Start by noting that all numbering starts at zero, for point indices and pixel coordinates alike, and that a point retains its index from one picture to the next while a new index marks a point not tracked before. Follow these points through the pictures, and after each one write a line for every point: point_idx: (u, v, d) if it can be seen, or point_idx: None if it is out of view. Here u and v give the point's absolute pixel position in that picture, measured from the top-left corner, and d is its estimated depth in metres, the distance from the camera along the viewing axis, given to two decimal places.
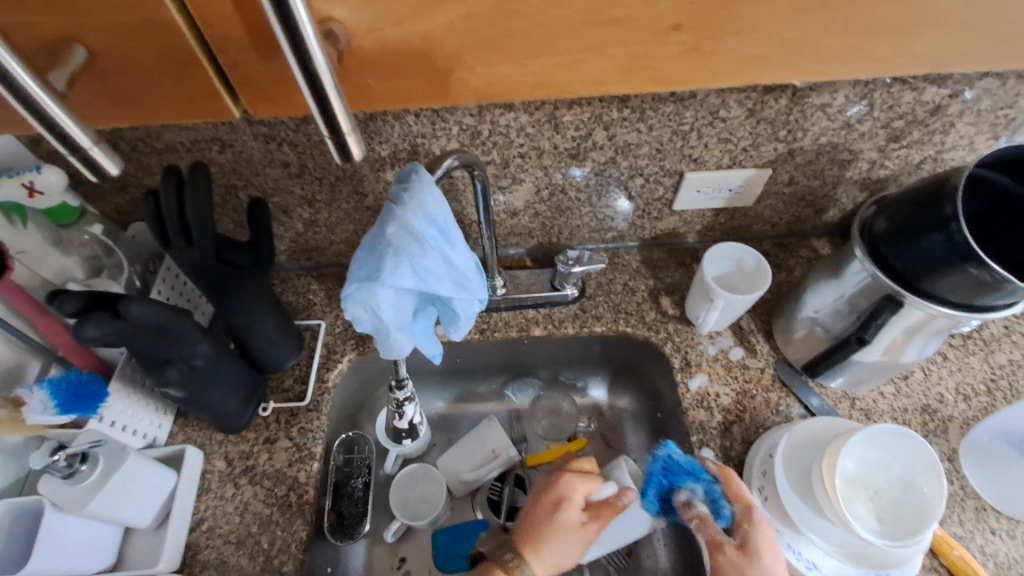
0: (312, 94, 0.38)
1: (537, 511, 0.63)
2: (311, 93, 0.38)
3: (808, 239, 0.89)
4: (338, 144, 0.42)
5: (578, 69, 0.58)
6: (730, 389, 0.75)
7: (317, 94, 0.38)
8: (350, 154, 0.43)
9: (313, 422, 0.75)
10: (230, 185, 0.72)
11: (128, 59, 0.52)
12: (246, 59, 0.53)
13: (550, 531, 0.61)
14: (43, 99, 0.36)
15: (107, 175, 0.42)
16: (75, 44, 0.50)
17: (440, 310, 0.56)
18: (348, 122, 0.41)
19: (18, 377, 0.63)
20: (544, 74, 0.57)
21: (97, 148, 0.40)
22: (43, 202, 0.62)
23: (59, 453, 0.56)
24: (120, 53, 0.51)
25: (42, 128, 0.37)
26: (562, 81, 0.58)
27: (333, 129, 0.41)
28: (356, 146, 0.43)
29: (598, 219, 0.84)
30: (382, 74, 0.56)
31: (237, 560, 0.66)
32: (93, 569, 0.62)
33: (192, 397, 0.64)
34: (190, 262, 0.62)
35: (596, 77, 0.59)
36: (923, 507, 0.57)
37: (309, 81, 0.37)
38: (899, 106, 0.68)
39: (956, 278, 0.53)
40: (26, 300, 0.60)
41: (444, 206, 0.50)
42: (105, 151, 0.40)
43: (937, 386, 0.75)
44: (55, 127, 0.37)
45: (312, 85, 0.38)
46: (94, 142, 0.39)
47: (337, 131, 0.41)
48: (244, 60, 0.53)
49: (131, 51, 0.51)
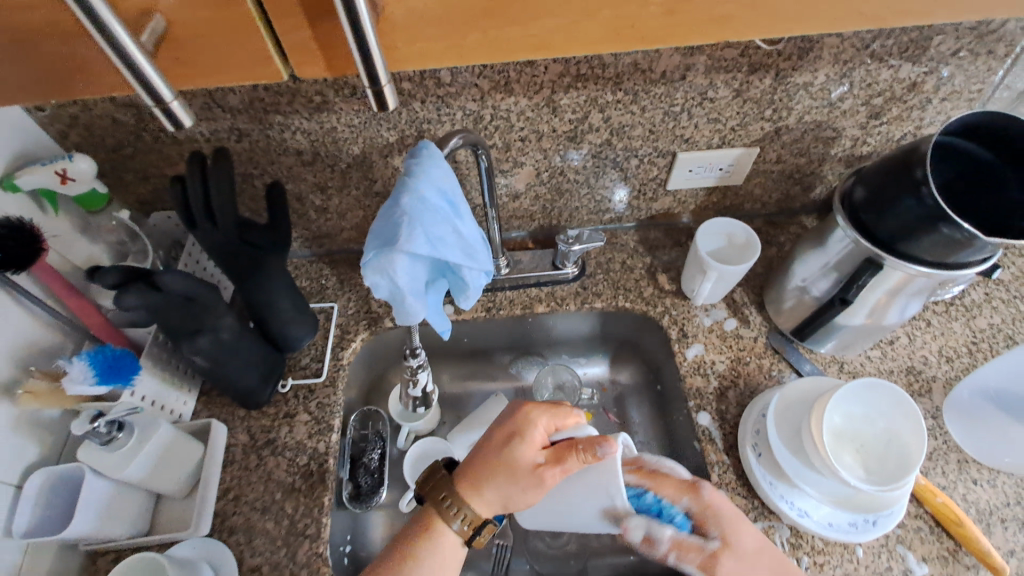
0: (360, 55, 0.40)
1: (489, 447, 0.58)
2: (358, 47, 0.39)
3: (797, 216, 0.93)
4: (376, 96, 0.43)
5: (574, 28, 0.47)
6: (725, 356, 0.79)
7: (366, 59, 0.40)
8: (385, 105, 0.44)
9: (330, 396, 0.79)
10: (247, 173, 0.77)
11: (194, 28, 0.41)
12: (303, 21, 0.42)
13: (499, 471, 0.56)
14: (134, 53, 0.36)
15: (180, 127, 0.43)
16: (150, 15, 0.39)
17: (450, 280, 0.60)
18: (385, 74, 0.42)
19: (52, 354, 0.67)
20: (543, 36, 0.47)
21: (176, 101, 0.40)
22: (75, 189, 0.66)
23: (98, 421, 0.60)
24: (192, 21, 0.41)
25: (133, 81, 0.37)
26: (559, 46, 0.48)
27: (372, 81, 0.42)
28: (392, 98, 0.44)
29: (595, 201, 0.88)
30: (413, 29, 0.45)
31: (263, 525, 0.70)
32: (131, 532, 0.67)
33: (217, 369, 0.68)
34: (214, 242, 0.66)
35: (597, 34, 0.48)
36: (905, 452, 0.61)
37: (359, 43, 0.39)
38: (877, 83, 0.72)
39: (930, 237, 0.57)
40: (59, 282, 0.64)
41: (449, 179, 0.57)
42: (184, 105, 0.41)
43: (921, 349, 0.79)
44: (140, 79, 0.37)
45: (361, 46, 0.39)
46: (174, 94, 0.40)
47: (375, 83, 0.42)
48: (301, 24, 0.42)
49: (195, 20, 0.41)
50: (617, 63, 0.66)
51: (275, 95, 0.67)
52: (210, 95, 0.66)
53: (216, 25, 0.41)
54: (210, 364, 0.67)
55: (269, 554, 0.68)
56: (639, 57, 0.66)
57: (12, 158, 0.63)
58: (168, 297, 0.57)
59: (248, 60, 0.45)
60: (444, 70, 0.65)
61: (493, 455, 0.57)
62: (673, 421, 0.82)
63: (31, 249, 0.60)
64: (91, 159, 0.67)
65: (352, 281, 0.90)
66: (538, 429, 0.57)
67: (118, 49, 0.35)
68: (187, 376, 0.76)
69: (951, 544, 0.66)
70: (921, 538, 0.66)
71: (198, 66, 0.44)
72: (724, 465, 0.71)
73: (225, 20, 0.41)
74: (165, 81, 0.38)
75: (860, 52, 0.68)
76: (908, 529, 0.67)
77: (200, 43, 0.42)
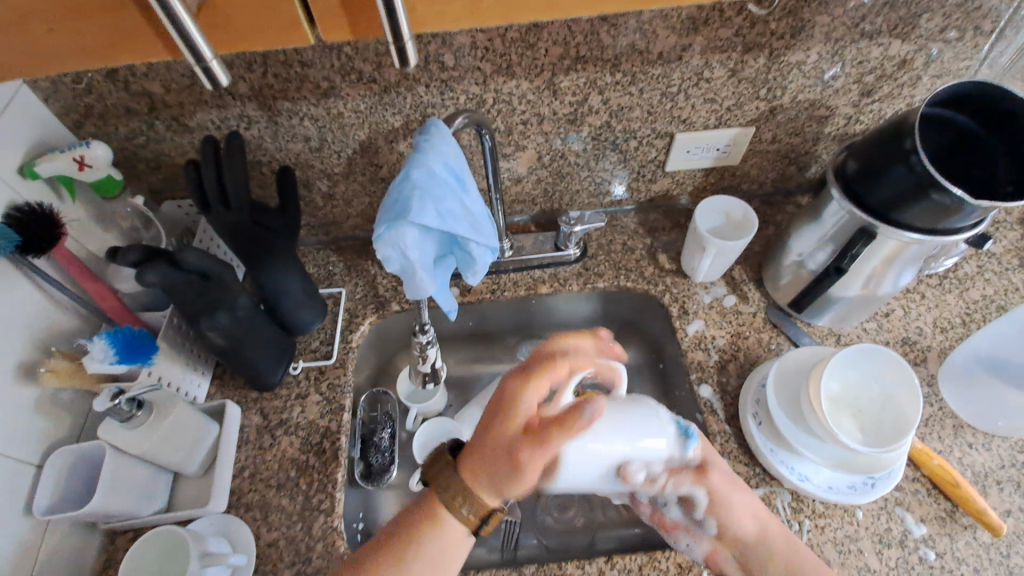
0: (384, 8, 0.41)
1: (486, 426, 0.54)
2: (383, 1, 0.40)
3: (793, 196, 0.95)
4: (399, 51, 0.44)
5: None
6: (725, 331, 0.81)
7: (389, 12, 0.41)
8: (406, 61, 0.44)
9: (340, 377, 0.81)
10: (255, 160, 0.79)
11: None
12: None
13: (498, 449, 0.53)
14: (181, 14, 0.38)
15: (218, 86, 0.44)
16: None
17: (458, 256, 0.62)
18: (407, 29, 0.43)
19: (70, 337, 0.69)
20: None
21: (215, 60, 0.42)
22: (91, 175, 0.68)
23: (119, 398, 0.62)
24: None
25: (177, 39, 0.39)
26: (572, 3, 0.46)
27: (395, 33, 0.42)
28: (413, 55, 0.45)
29: (595, 184, 0.90)
30: None
31: (279, 501, 0.72)
32: (151, 509, 0.68)
33: (232, 349, 0.70)
34: (227, 225, 0.68)
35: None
36: (902, 414, 0.64)
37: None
38: (869, 61, 0.74)
39: (922, 204, 0.59)
40: (76, 264, 0.66)
41: (458, 157, 0.59)
42: (222, 64, 0.42)
43: (916, 320, 0.81)
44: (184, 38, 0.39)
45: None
46: (214, 54, 0.41)
47: (397, 39, 0.43)
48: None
49: None
50: (615, 44, 0.68)
51: (284, 82, 0.69)
52: (221, 82, 0.68)
53: None
54: (226, 343, 0.69)
55: (285, 529, 0.70)
56: (637, 38, 0.68)
57: (31, 146, 0.65)
58: (187, 275, 0.60)
59: (277, 26, 0.44)
60: (448, 54, 0.67)
61: (504, 425, 0.53)
62: (675, 396, 0.84)
63: (52, 234, 0.62)
64: (106, 147, 0.69)
65: (359, 267, 0.92)
66: (525, 400, 0.55)
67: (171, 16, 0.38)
68: (201, 359, 0.78)
69: (948, 505, 0.68)
70: (919, 500, 0.68)
71: (230, 32, 0.44)
72: (726, 435, 0.73)
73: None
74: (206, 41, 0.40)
75: (850, 30, 0.70)
76: (906, 492, 0.69)
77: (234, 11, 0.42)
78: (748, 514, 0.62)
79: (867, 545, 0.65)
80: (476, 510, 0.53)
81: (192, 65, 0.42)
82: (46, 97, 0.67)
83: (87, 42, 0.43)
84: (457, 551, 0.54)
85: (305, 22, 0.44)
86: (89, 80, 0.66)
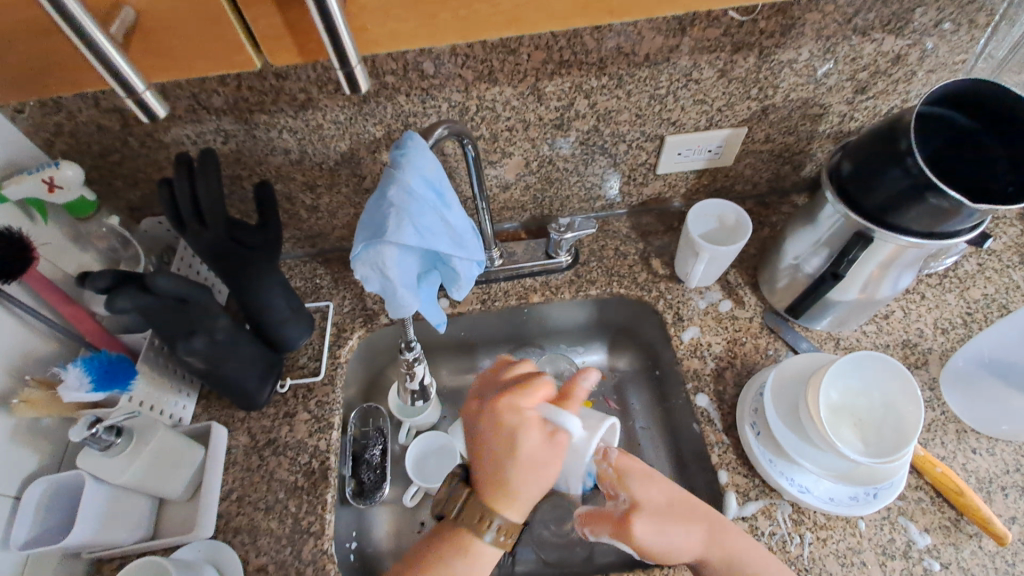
0: (328, 35, 0.39)
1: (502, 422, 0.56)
2: (326, 32, 0.38)
3: (789, 195, 0.93)
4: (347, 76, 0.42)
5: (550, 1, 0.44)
6: (722, 338, 0.79)
7: (333, 38, 0.39)
8: (357, 87, 0.43)
9: (329, 395, 0.79)
10: (235, 174, 0.77)
11: (161, 13, 0.39)
12: (274, 6, 0.40)
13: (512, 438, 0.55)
14: (104, 44, 0.36)
15: (155, 117, 0.43)
16: (118, 7, 0.38)
17: (442, 272, 0.61)
18: (355, 54, 0.41)
19: (47, 363, 0.67)
20: (515, 10, 0.44)
21: (149, 91, 0.40)
22: (63, 196, 0.65)
23: (96, 427, 0.59)
24: (158, 9, 0.39)
25: (104, 72, 0.37)
26: (535, 19, 0.45)
27: (341, 59, 0.41)
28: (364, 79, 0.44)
29: (586, 189, 0.88)
30: (382, 9, 0.42)
31: (267, 524, 0.70)
32: (135, 538, 0.66)
33: (215, 371, 0.68)
34: (205, 244, 0.66)
35: (572, 5, 0.45)
36: (903, 423, 0.62)
37: (325, 19, 0.38)
38: (862, 58, 0.72)
39: (918, 208, 0.58)
40: (51, 289, 0.64)
41: (437, 169, 0.57)
42: (156, 95, 0.40)
43: (916, 322, 0.79)
44: (112, 70, 0.37)
45: (326, 24, 0.38)
46: (147, 86, 0.40)
47: (345, 65, 0.41)
48: (271, 8, 0.40)
49: (164, 14, 0.39)
50: (600, 47, 0.66)
51: (259, 94, 0.67)
52: (194, 97, 0.66)
53: (182, 14, 0.40)
54: (207, 366, 0.67)
55: (274, 554, 0.68)
56: (622, 40, 0.66)
57: None
58: (162, 299, 0.58)
59: (218, 49, 0.43)
60: (427, 62, 0.65)
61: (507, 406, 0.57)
62: (673, 405, 0.82)
63: (21, 259, 0.60)
64: (77, 166, 0.67)
65: (346, 279, 0.90)
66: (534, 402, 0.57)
67: (92, 44, 0.35)
68: (185, 379, 0.76)
69: (952, 513, 0.66)
70: (923, 509, 0.67)
71: (166, 58, 0.42)
72: (724, 445, 0.71)
73: (193, 11, 0.40)
74: (137, 72, 0.39)
75: (843, 26, 0.68)
76: (909, 501, 0.67)
77: (169, 38, 0.41)
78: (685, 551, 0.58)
79: (870, 557, 0.64)
80: (505, 530, 0.53)
81: (123, 97, 0.40)
82: (11, 116, 0.64)
83: (23, 68, 0.41)
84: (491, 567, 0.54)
85: (248, 45, 0.43)
86: (57, 98, 0.64)
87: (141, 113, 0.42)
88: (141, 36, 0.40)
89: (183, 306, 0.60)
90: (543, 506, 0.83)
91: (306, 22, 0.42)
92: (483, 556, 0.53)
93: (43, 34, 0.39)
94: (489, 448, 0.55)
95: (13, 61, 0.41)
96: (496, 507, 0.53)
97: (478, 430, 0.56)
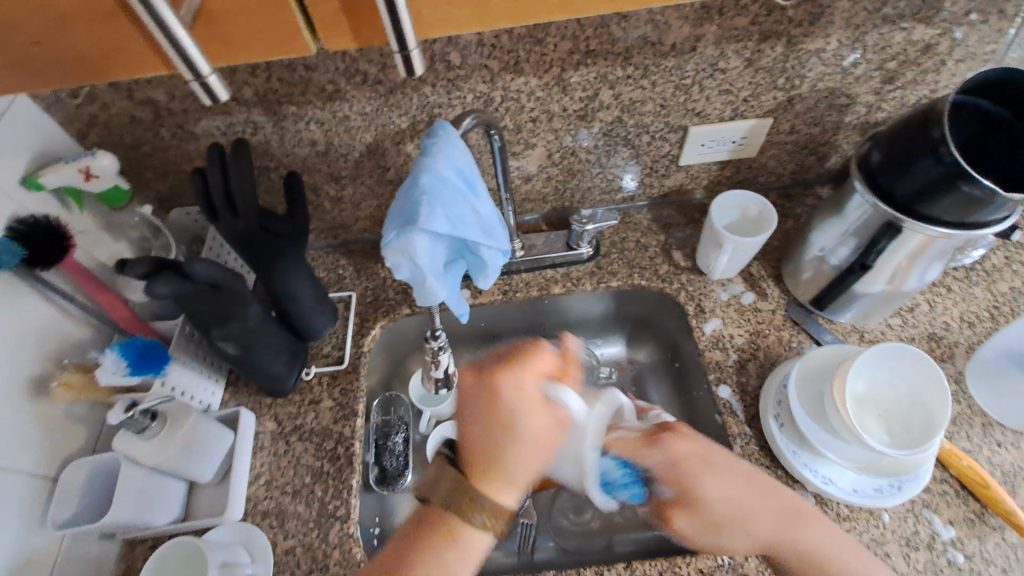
0: (389, 18, 0.40)
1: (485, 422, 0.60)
2: (387, 13, 0.39)
3: (813, 187, 0.93)
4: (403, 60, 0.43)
5: None
6: (744, 330, 0.79)
7: (394, 19, 0.40)
8: (413, 71, 0.44)
9: (353, 382, 0.80)
10: (262, 166, 0.78)
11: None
12: None
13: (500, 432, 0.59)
14: (175, 25, 0.37)
15: (215, 101, 0.44)
16: None
17: (470, 260, 0.62)
18: (412, 38, 0.42)
19: (81, 349, 0.69)
20: None
21: (214, 75, 0.42)
22: (98, 185, 0.67)
23: (132, 411, 0.62)
24: None
25: (173, 54, 0.39)
26: None
27: (399, 43, 0.42)
28: (420, 64, 0.44)
29: (607, 180, 0.88)
30: None
31: (294, 508, 0.71)
32: (169, 519, 0.68)
33: (245, 357, 0.70)
34: (235, 233, 0.67)
35: None
36: (929, 414, 0.62)
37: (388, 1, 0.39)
38: (891, 47, 0.71)
39: (952, 198, 0.57)
40: (87, 276, 0.65)
41: (467, 160, 0.59)
42: (220, 78, 0.42)
43: (942, 315, 0.78)
44: (182, 53, 0.39)
45: (389, 6, 0.39)
46: (210, 69, 0.41)
47: (402, 46, 0.42)
48: None
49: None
50: (626, 36, 0.66)
51: (289, 86, 0.67)
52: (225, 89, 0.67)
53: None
54: (237, 351, 0.69)
55: (301, 537, 0.69)
56: (648, 30, 0.66)
57: (37, 157, 0.65)
58: (196, 284, 0.59)
59: (278, 36, 0.44)
60: (453, 52, 0.65)
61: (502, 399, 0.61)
62: (694, 399, 0.82)
63: (60, 246, 0.61)
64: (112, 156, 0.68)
65: (368, 270, 0.91)
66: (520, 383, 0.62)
67: (161, 25, 0.37)
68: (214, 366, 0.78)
69: (977, 506, 0.66)
70: (947, 502, 0.66)
71: (225, 43, 0.43)
72: (746, 437, 0.71)
73: None
74: (203, 55, 0.40)
75: (872, 16, 0.67)
76: (934, 494, 0.67)
77: (230, 21, 0.42)
78: (747, 535, 0.59)
79: (894, 548, 0.64)
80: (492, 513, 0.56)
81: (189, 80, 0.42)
82: (47, 106, 0.66)
83: (86, 49, 0.43)
84: (485, 548, 0.56)
85: (305, 31, 0.44)
86: (91, 88, 0.65)
87: (202, 96, 0.44)
88: (204, 20, 0.41)
89: (217, 293, 0.62)
90: (562, 495, 0.84)
91: (363, 7, 0.42)
92: (470, 539, 0.55)
93: (108, 17, 0.41)
94: (479, 412, 0.61)
95: (76, 47, 0.43)
96: (488, 491, 0.57)
97: (469, 397, 0.63)
